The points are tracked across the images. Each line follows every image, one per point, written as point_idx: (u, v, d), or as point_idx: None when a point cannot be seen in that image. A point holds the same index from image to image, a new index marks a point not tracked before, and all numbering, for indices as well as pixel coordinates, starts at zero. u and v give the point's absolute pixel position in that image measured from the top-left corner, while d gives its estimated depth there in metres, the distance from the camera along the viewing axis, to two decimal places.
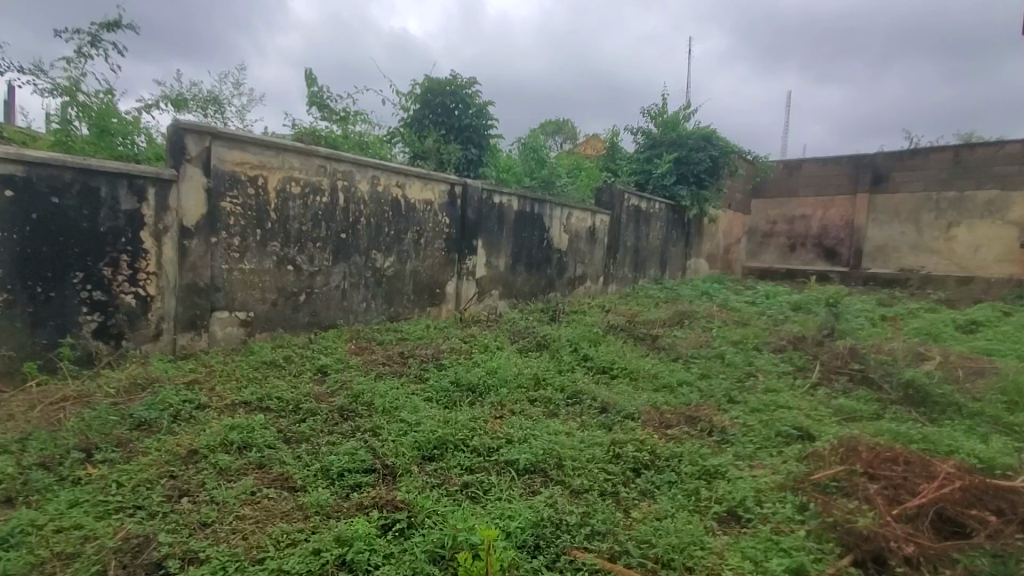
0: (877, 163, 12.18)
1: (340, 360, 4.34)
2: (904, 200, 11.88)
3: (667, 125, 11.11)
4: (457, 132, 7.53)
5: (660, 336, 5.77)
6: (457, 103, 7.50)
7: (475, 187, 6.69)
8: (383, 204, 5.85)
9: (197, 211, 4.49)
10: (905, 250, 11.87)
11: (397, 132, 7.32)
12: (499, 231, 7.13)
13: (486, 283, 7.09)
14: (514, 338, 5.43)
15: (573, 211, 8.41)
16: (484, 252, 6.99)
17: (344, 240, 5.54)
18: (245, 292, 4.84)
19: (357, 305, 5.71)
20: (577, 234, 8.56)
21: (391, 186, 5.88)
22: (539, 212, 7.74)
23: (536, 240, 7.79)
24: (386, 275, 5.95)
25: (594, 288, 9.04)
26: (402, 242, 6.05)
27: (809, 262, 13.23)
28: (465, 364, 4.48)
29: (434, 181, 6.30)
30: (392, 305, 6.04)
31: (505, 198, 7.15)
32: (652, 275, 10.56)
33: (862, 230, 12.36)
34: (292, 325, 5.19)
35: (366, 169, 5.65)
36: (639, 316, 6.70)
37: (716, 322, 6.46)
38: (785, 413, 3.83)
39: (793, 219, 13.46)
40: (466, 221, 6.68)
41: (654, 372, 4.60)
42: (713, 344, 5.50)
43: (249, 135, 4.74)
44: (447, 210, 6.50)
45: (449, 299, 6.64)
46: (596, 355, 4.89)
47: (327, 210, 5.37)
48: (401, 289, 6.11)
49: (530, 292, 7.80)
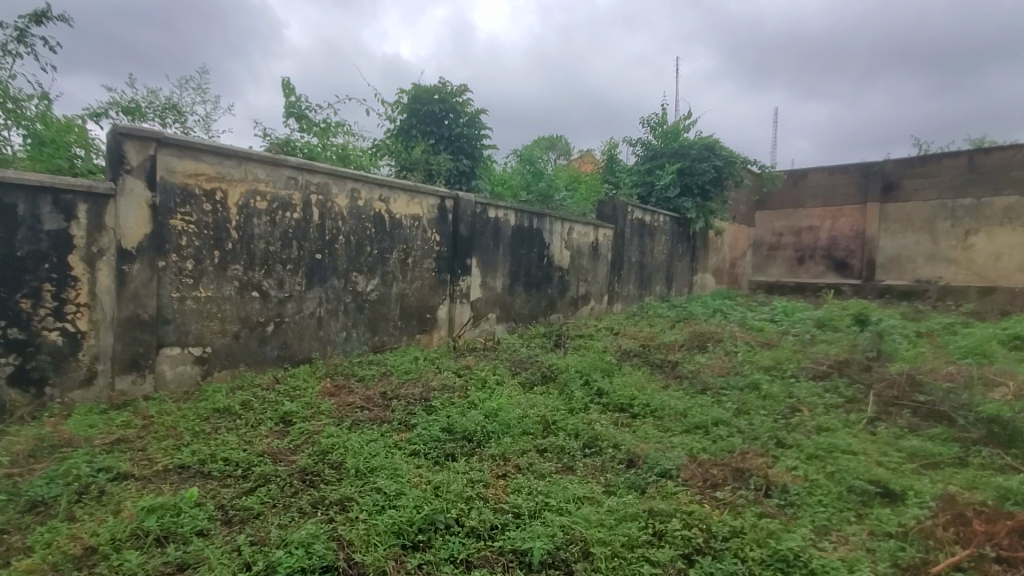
0: (886, 171, 11.67)
1: (310, 404, 3.63)
2: (917, 209, 11.36)
3: (667, 135, 10.59)
4: (448, 142, 6.93)
5: (680, 363, 5.10)
6: (446, 111, 6.91)
7: (469, 201, 6.06)
8: (365, 221, 5.18)
9: (140, 231, 3.81)
10: (921, 261, 11.32)
11: (381, 143, 6.70)
12: (495, 249, 6.49)
13: (482, 306, 6.40)
14: (516, 370, 4.74)
15: (575, 225, 7.78)
16: (480, 272, 6.33)
17: (320, 261, 4.86)
18: (200, 324, 4.15)
19: (335, 335, 5.01)
20: (579, 251, 7.92)
21: (373, 200, 5.23)
22: (538, 227, 7.11)
23: (536, 258, 7.14)
24: (369, 300, 5.26)
25: (598, 308, 8.37)
26: (387, 263, 5.38)
27: (819, 275, 12.65)
28: (459, 405, 3.77)
29: (422, 195, 5.66)
30: (376, 334, 5.34)
31: (502, 212, 6.52)
32: (658, 292, 9.92)
33: (874, 240, 11.80)
34: (258, 360, 4.49)
35: (344, 181, 5.00)
36: (654, 339, 6.03)
37: (740, 345, 5.79)
38: (851, 461, 3.20)
39: (801, 230, 12.89)
40: (458, 238, 6.03)
41: (682, 408, 3.92)
42: (743, 372, 4.83)
43: (204, 142, 4.09)
44: (438, 226, 5.85)
45: (441, 325, 5.95)
46: (611, 388, 4.19)
47: (298, 228, 4.69)
48: (387, 315, 5.42)
49: (530, 314, 7.11)
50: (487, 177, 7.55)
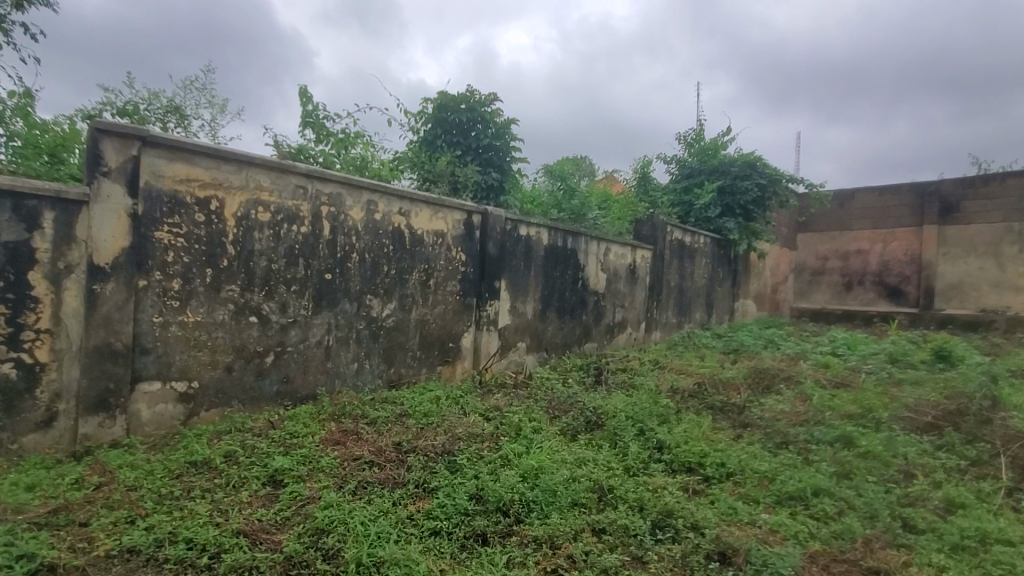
0: (944, 191, 10.73)
1: (306, 458, 2.97)
2: (979, 232, 10.37)
3: (706, 152, 9.91)
4: (475, 154, 6.35)
5: (747, 408, 4.31)
6: (474, 121, 6.34)
7: (498, 217, 5.42)
8: (382, 236, 4.55)
9: (118, 245, 3.25)
10: (986, 289, 10.30)
11: (403, 154, 6.14)
12: (526, 270, 5.81)
13: (511, 335, 5.70)
14: (553, 412, 4.01)
15: (611, 245, 7.08)
16: (509, 295, 5.65)
17: (330, 282, 4.23)
18: (186, 355, 3.54)
19: (345, 367, 4.36)
20: (616, 273, 7.21)
21: (392, 214, 4.61)
22: (572, 247, 6.44)
23: (570, 282, 6.45)
24: (385, 327, 4.61)
25: (636, 337, 7.61)
26: (406, 285, 4.73)
27: (870, 302, 11.68)
28: (490, 461, 3.07)
29: (447, 210, 5.04)
30: (393, 365, 4.68)
31: (534, 229, 5.86)
32: (698, 318, 9.10)
33: (932, 266, 10.83)
34: (254, 397, 3.85)
35: (360, 192, 4.39)
36: (708, 377, 5.25)
37: (812, 386, 4.97)
38: (1013, 556, 2.41)
39: (848, 254, 11.98)
40: (486, 258, 5.37)
41: (766, 472, 3.14)
42: (827, 422, 4.02)
43: (199, 143, 3.53)
44: (463, 244, 5.21)
45: (465, 356, 5.27)
46: (674, 441, 3.43)
47: (306, 243, 4.08)
48: (404, 344, 4.76)
49: (562, 344, 6.39)
50: (517, 193, 6.93)
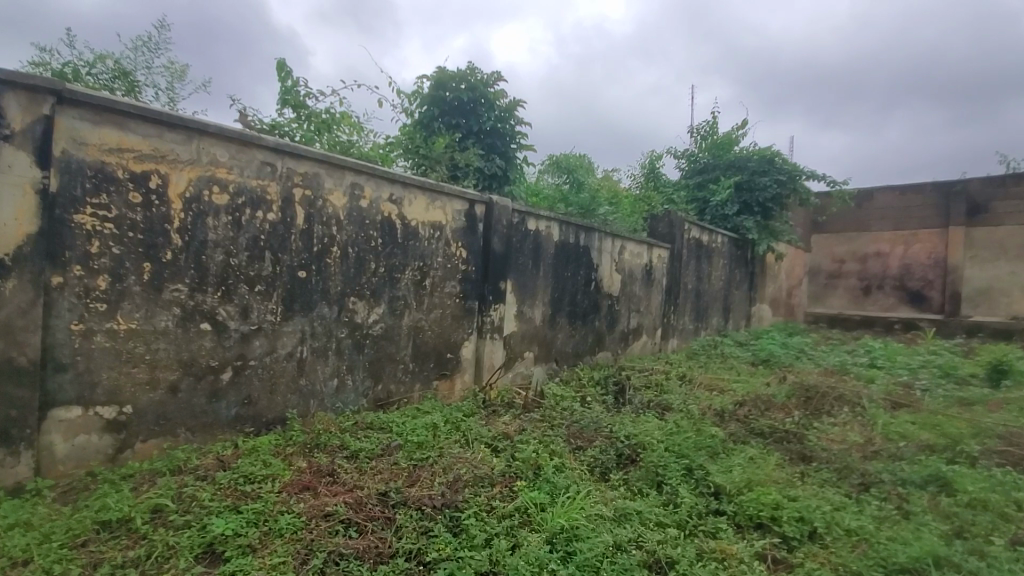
0: (971, 191, 10.14)
1: (260, 517, 2.24)
2: (1010, 234, 9.78)
3: (722, 146, 9.23)
4: (477, 139, 5.61)
5: (805, 437, 3.61)
6: (476, 101, 5.59)
7: (505, 208, 4.69)
8: (369, 227, 3.80)
9: (22, 229, 2.47)
10: (1017, 295, 9.70)
11: (395, 137, 5.39)
12: (534, 270, 5.08)
13: (518, 345, 4.98)
14: (576, 443, 3.29)
15: (627, 243, 6.36)
16: (516, 298, 4.92)
17: (305, 281, 3.48)
18: (117, 372, 2.78)
19: (322, 384, 3.61)
20: (631, 275, 6.49)
21: (381, 201, 3.87)
22: (585, 245, 5.72)
23: (582, 284, 5.73)
24: (371, 335, 3.86)
25: (651, 345, 6.90)
26: (397, 285, 3.99)
27: (890, 308, 11.07)
28: (504, 519, 2.35)
29: (446, 198, 4.30)
30: (381, 382, 3.93)
31: (543, 223, 5.14)
32: (715, 324, 8.39)
33: (958, 270, 10.23)
34: (206, 424, 3.10)
35: (342, 173, 3.64)
36: (746, 395, 4.54)
37: (869, 409, 4.27)
38: None
39: (867, 257, 11.35)
40: (491, 255, 4.63)
41: (860, 532, 2.43)
42: (907, 458, 3.32)
43: (136, 104, 2.78)
44: (464, 239, 4.47)
45: (466, 368, 4.53)
46: (735, 485, 2.72)
47: (274, 233, 3.32)
48: (394, 355, 4.02)
49: (574, 354, 5.67)
50: (523, 185, 6.19)
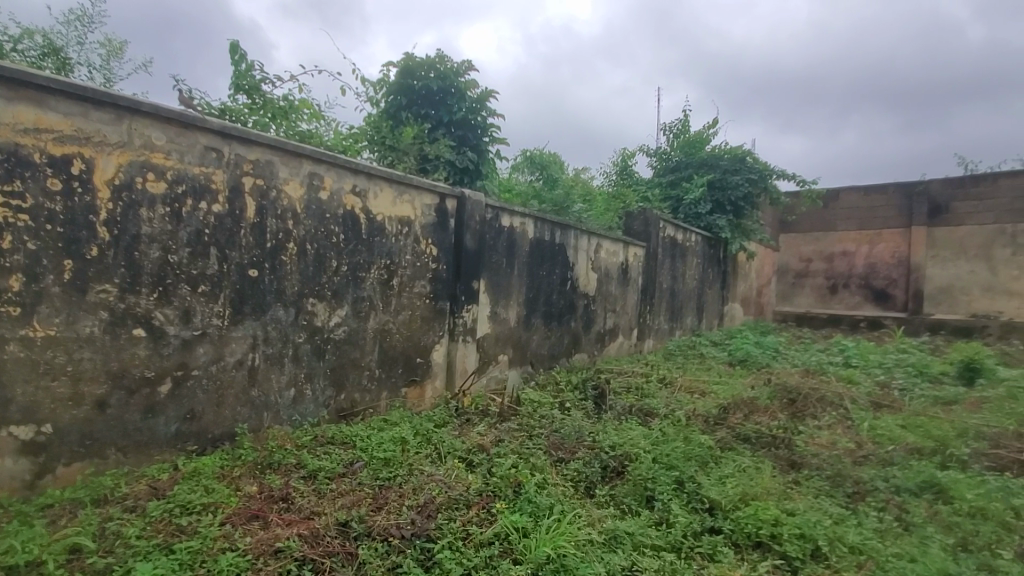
0: (932, 191, 10.39)
1: (197, 558, 1.92)
2: (969, 234, 10.06)
3: (694, 145, 9.16)
4: (447, 130, 5.30)
5: (794, 443, 3.46)
6: (446, 90, 5.29)
7: (478, 202, 4.42)
8: (329, 222, 3.47)
9: None
10: (976, 293, 9.99)
11: (359, 127, 5.02)
12: (508, 269, 4.83)
13: (492, 348, 4.71)
14: (558, 455, 3.05)
15: (603, 241, 6.17)
16: (489, 299, 4.65)
17: (257, 281, 3.13)
18: (32, 387, 2.39)
19: (277, 395, 3.27)
20: (607, 273, 6.31)
21: (343, 192, 3.54)
22: (560, 242, 5.49)
23: (558, 283, 5.50)
24: (333, 339, 3.52)
25: (627, 346, 6.74)
26: (361, 285, 3.67)
27: (855, 306, 11.27)
28: (482, 549, 2.09)
29: (414, 191, 4.00)
30: (344, 391, 3.61)
31: (518, 219, 4.89)
32: (689, 324, 8.31)
33: (920, 269, 10.47)
34: (141, 443, 2.72)
35: (298, 162, 3.30)
36: (728, 398, 4.40)
37: (852, 410, 4.17)
38: None
39: (833, 256, 11.53)
40: (464, 252, 4.35)
41: (866, 550, 2.27)
42: (899, 462, 3.21)
43: (56, 78, 2.38)
44: (434, 235, 4.18)
45: (437, 374, 4.23)
46: (731, 501, 2.53)
47: (220, 227, 2.97)
48: (359, 361, 3.70)
49: (550, 356, 5.44)
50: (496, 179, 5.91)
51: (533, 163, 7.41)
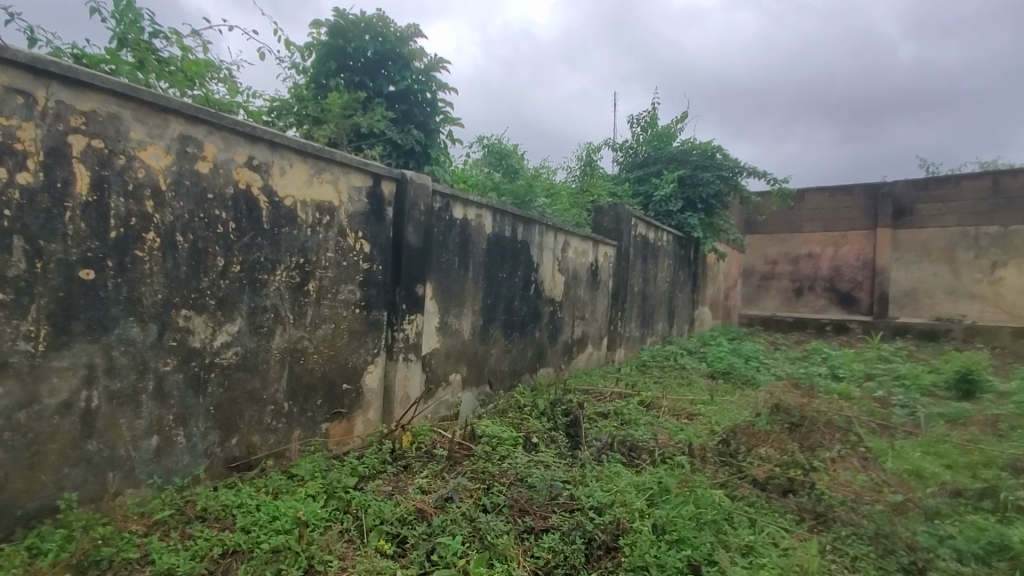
0: (897, 193, 10.21)
1: None
2: (933, 237, 9.91)
3: (664, 138, 8.57)
4: (388, 103, 4.42)
5: (818, 489, 2.77)
6: (387, 54, 4.40)
7: (424, 187, 3.54)
8: (212, 204, 2.55)
9: None
10: (941, 296, 9.85)
11: (281, 97, 4.08)
12: (461, 270, 3.99)
13: (441, 367, 3.85)
14: (526, 525, 2.24)
15: (570, 239, 5.43)
16: (438, 307, 3.79)
17: (94, 287, 2.18)
18: None
19: (131, 446, 2.31)
20: (576, 276, 5.56)
21: (232, 165, 2.62)
22: (523, 239, 4.70)
23: (520, 287, 4.71)
24: (218, 365, 2.59)
25: (597, 357, 6.01)
26: (262, 290, 2.74)
27: (821, 309, 11.02)
28: None
29: (338, 169, 3.09)
30: (236, 433, 2.68)
31: (472, 210, 4.05)
32: (660, 330, 7.68)
33: (886, 272, 10.28)
34: None
35: (162, 120, 2.37)
36: (723, 425, 3.71)
37: (865, 438, 3.55)
38: None
39: (798, 258, 11.26)
40: (407, 249, 3.45)
41: None
42: (949, 514, 2.56)
43: None
44: (367, 227, 3.27)
45: (369, 403, 3.33)
46: None
47: (29, 207, 2.00)
48: (259, 393, 2.77)
49: (511, 373, 4.62)
50: (451, 165, 5.06)
51: (491, 152, 6.60)
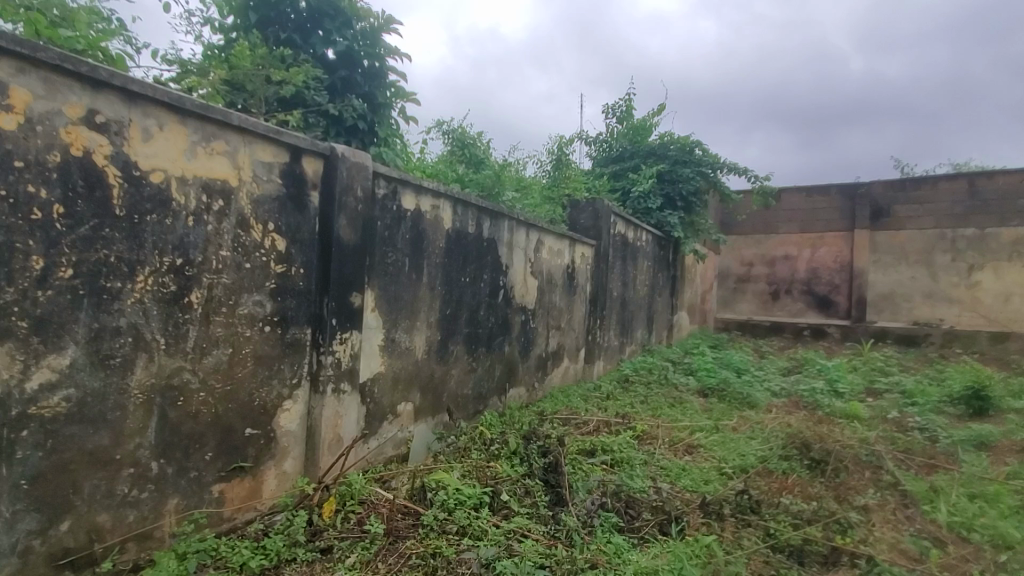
0: (874, 194, 9.92)
1: None
2: (911, 239, 9.65)
3: (641, 131, 7.96)
4: (323, 68, 3.58)
5: (877, 563, 2.12)
6: (322, 8, 3.54)
7: (362, 168, 2.73)
8: (26, 176, 1.68)
9: None
10: (918, 300, 9.59)
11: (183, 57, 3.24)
12: (412, 274, 3.20)
13: (386, 397, 3.05)
14: None
15: (544, 237, 4.70)
16: (381, 321, 2.99)
17: None
18: None
19: None
20: (550, 280, 4.84)
21: (60, 120, 1.76)
22: (489, 237, 3.94)
23: (486, 294, 3.94)
24: (36, 418, 1.73)
25: (573, 372, 5.31)
26: (113, 303, 1.90)
27: (797, 313, 10.66)
28: None
29: (236, 136, 2.26)
30: (69, 514, 1.82)
31: (427, 199, 3.27)
32: (639, 338, 7.05)
33: (863, 274, 9.98)
34: None
35: None
36: (733, 463, 3.05)
37: (900, 478, 2.95)
38: None
39: (775, 260, 10.88)
40: (338, 247, 2.64)
41: None
42: None
43: None
44: (282, 218, 2.45)
45: (286, 451, 2.51)
46: None
47: None
48: (110, 454, 1.92)
49: (475, 397, 3.85)
50: (403, 149, 4.27)
51: (452, 138, 5.81)
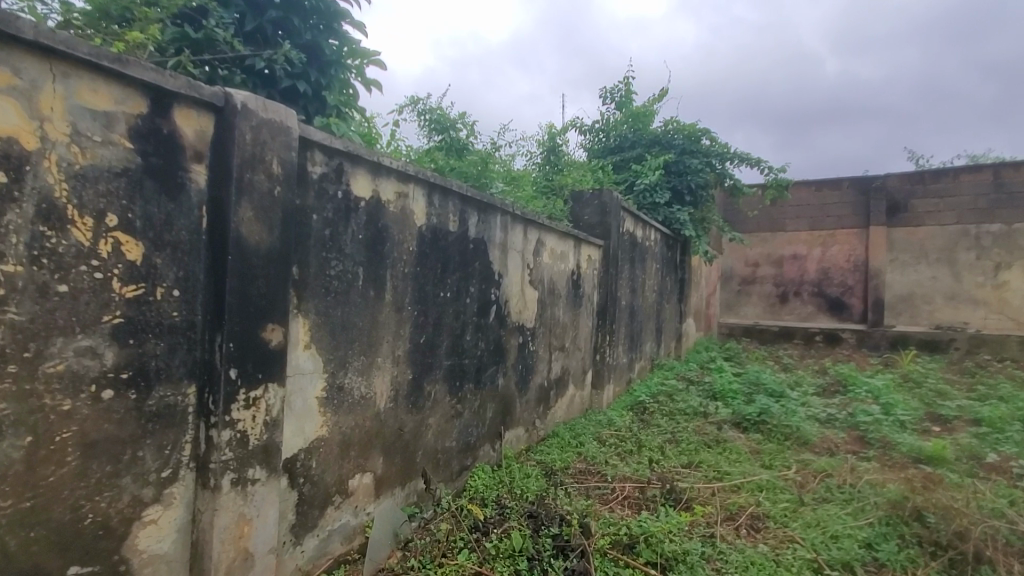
0: (890, 188, 9.18)
1: None
2: (930, 236, 8.94)
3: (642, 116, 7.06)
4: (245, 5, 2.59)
5: None
6: None
7: (278, 132, 1.76)
8: None
9: None
10: (939, 302, 8.89)
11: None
12: (368, 290, 2.24)
13: (331, 472, 2.09)
14: None
15: (545, 236, 3.77)
16: (320, 362, 2.02)
17: None
18: None
19: None
20: (553, 289, 3.91)
21: None
22: (477, 237, 2.99)
23: (474, 313, 3.00)
24: None
25: (580, 400, 4.40)
26: None
27: (808, 317, 9.91)
28: None
29: (31, 61, 1.26)
30: None
31: (388, 183, 2.30)
32: (649, 352, 6.17)
33: (879, 275, 9.26)
34: None
35: None
36: (833, 558, 2.14)
37: None
38: None
39: (782, 260, 10.10)
40: (241, 256, 1.66)
41: None
42: None
43: None
44: (138, 208, 1.47)
45: None
46: None
47: None
48: None
49: (461, 450, 2.90)
50: (364, 125, 3.31)
51: (429, 119, 4.84)
